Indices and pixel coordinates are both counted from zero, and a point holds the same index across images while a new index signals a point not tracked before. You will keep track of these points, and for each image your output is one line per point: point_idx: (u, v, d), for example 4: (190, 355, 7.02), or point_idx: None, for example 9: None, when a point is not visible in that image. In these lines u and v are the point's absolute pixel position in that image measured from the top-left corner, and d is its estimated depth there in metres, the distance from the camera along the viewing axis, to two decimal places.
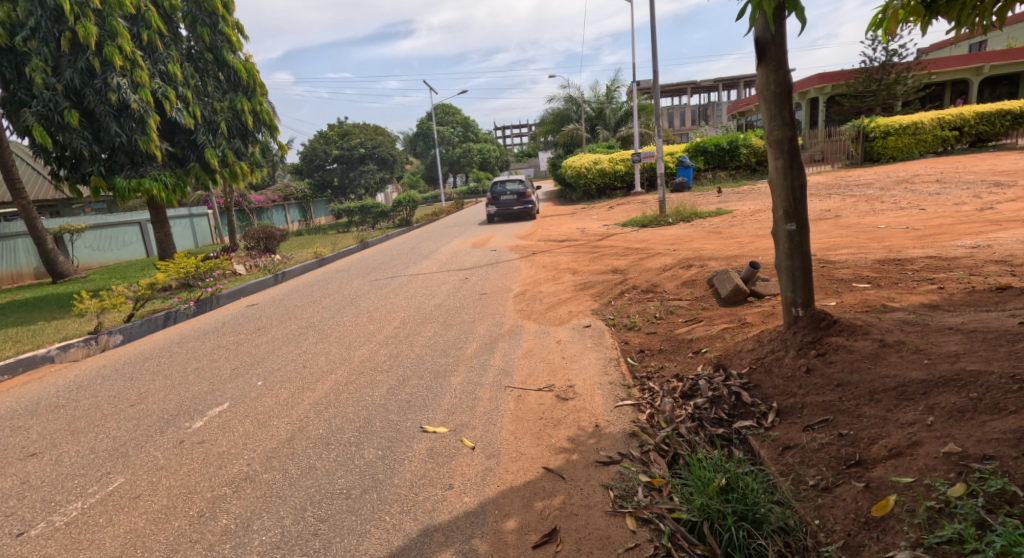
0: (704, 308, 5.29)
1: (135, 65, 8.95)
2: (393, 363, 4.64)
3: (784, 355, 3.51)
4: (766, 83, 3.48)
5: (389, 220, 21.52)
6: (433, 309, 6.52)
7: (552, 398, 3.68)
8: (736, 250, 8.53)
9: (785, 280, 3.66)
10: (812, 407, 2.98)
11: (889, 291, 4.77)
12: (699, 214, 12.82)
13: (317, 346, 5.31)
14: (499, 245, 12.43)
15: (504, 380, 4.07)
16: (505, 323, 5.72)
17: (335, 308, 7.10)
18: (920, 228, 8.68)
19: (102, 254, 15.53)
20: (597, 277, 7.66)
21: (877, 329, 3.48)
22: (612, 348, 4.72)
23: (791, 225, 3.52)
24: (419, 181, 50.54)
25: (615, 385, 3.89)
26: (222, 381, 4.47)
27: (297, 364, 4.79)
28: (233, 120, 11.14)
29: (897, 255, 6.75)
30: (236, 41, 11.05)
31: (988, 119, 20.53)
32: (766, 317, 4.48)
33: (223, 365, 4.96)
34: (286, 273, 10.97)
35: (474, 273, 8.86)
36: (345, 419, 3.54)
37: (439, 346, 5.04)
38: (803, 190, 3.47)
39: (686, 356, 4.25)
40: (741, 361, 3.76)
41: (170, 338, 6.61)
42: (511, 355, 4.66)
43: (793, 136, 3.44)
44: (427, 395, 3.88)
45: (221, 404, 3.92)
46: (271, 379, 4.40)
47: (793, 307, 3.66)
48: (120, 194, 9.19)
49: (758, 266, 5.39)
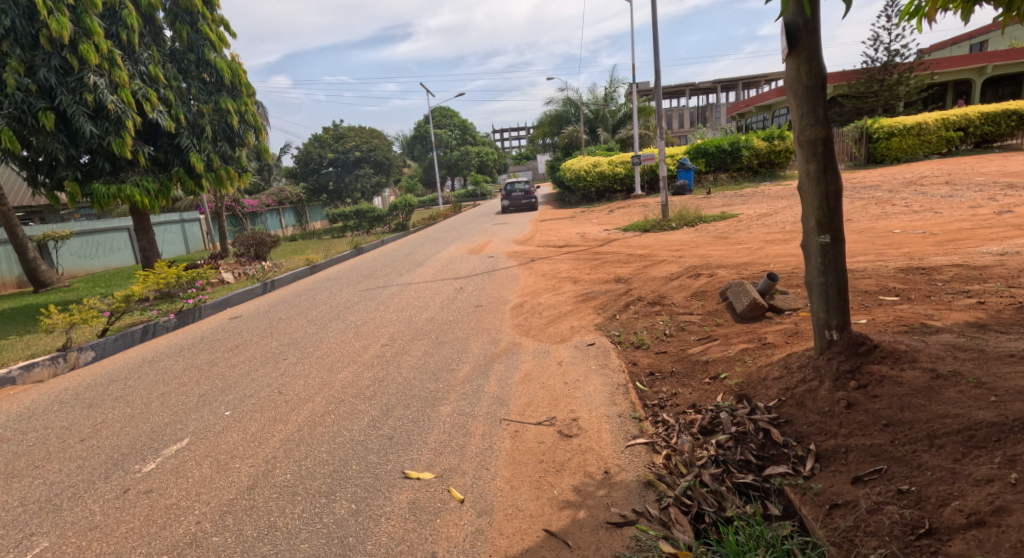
0: (719, 324, 4.85)
1: (113, 65, 8.55)
2: (377, 389, 4.18)
3: (818, 385, 3.07)
4: (795, 76, 3.05)
5: (385, 225, 21.08)
6: (425, 324, 6.07)
7: (554, 435, 3.23)
8: (746, 257, 8.10)
9: (817, 298, 3.21)
10: (858, 451, 2.55)
11: (924, 306, 4.35)
12: (703, 218, 12.38)
13: (297, 368, 4.85)
14: (496, 251, 11.97)
15: (500, 411, 3.62)
16: (502, 340, 5.27)
17: (320, 322, 6.65)
18: (938, 233, 8.27)
19: (89, 261, 15.07)
20: (600, 287, 7.22)
21: (924, 355, 3.05)
22: (619, 371, 4.27)
23: (824, 237, 3.08)
24: (417, 185, 50.00)
25: (624, 418, 3.44)
26: (186, 411, 4.00)
27: (272, 390, 4.33)
28: (218, 122, 10.70)
29: (920, 263, 6.34)
30: (219, 40, 10.59)
31: (994, 120, 20.18)
32: (790, 337, 4.03)
33: (191, 390, 4.50)
34: (275, 282, 10.56)
35: (469, 283, 8.43)
36: (317, 461, 3.09)
37: (429, 368, 4.59)
38: (839, 197, 3.04)
39: (702, 382, 3.81)
40: (766, 391, 3.31)
41: (144, 355, 6.14)
42: (507, 380, 4.20)
43: (828, 135, 3.00)
44: (412, 430, 3.43)
45: (181, 439, 3.47)
46: (240, 409, 3.94)
47: (826, 330, 3.20)
48: (98, 201, 8.72)
49: (777, 278, 4.98)
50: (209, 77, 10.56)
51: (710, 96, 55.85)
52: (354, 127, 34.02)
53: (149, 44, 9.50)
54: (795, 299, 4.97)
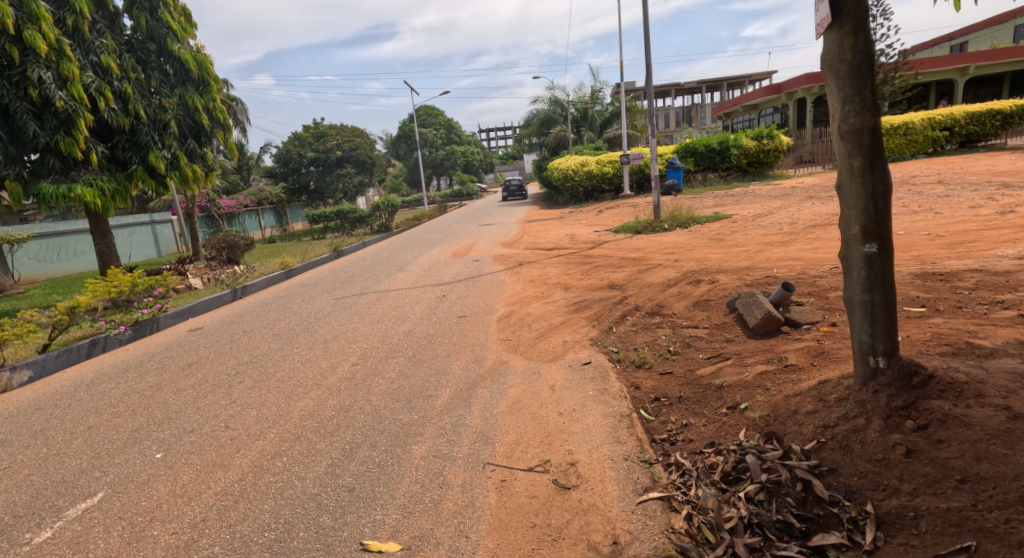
0: (730, 340, 4.33)
1: (62, 56, 7.81)
2: (341, 422, 3.58)
3: (866, 422, 2.53)
4: (838, 53, 2.54)
5: (367, 226, 20.40)
6: (401, 339, 5.48)
7: (548, 487, 2.70)
8: (746, 261, 7.61)
9: (860, 319, 2.68)
10: (931, 517, 2.05)
11: (963, 320, 3.86)
12: (697, 219, 11.93)
13: (251, 395, 4.22)
14: (481, 254, 11.36)
15: (483, 452, 3.07)
16: (486, 359, 4.70)
17: (286, 336, 6.01)
18: (944, 234, 7.85)
19: (49, 266, 14.25)
20: (594, 295, 6.66)
21: (991, 388, 2.53)
22: (620, 397, 3.72)
23: (870, 246, 2.56)
24: (402, 185, 49.17)
25: (631, 461, 2.90)
26: (110, 453, 3.38)
27: (216, 424, 3.71)
28: (183, 117, 9.98)
29: (936, 267, 5.91)
30: (182, 28, 9.82)
31: (978, 120, 20.11)
32: (816, 358, 3.54)
33: (123, 424, 3.86)
34: (246, 288, 9.90)
35: (452, 290, 7.84)
36: (255, 526, 2.52)
37: (403, 394, 4.01)
38: (888, 199, 2.52)
39: (716, 413, 3.30)
40: (799, 429, 2.78)
41: (85, 375, 5.46)
42: (492, 411, 3.63)
43: (876, 124, 2.49)
44: (378, 479, 2.86)
45: (94, 494, 2.88)
46: (174, 450, 3.33)
47: (871, 356, 2.66)
48: (45, 202, 7.93)
49: (792, 288, 4.49)
50: (172, 68, 9.82)
51: (695, 96, 55.78)
52: (336, 126, 33.14)
53: (102, 31, 8.76)
54: (813, 311, 4.47)
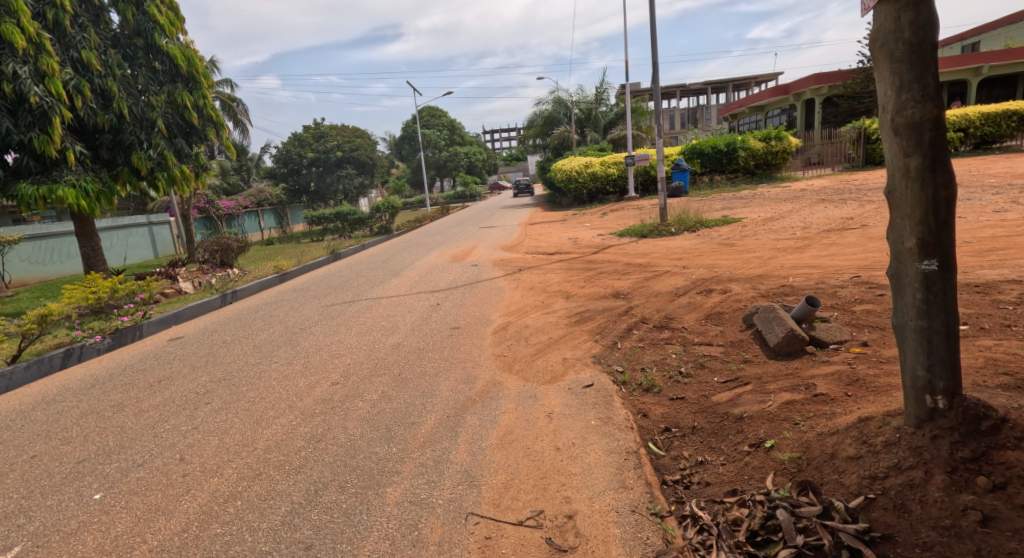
0: (748, 361, 3.88)
1: (40, 50, 7.46)
2: (309, 456, 3.16)
3: (924, 476, 2.09)
4: (891, 30, 2.10)
5: (366, 228, 20.00)
6: (388, 353, 5.07)
7: (542, 549, 2.28)
8: (758, 268, 7.16)
9: (913, 350, 2.22)
10: None
11: (1017, 342, 3.40)
12: (704, 222, 11.46)
13: (215, 420, 3.80)
14: (480, 258, 10.91)
15: (466, 500, 2.64)
16: (478, 379, 4.27)
17: (266, 349, 5.61)
18: (973, 241, 7.35)
19: (41, 268, 13.92)
20: (597, 305, 6.21)
21: None
22: (626, 428, 3.29)
23: (929, 263, 2.10)
24: (404, 187, 48.78)
25: (639, 515, 2.48)
26: (44, 493, 2.95)
27: (170, 456, 3.29)
28: (172, 116, 9.58)
29: (969, 277, 5.44)
30: (171, 23, 9.42)
31: (994, 120, 19.53)
32: (850, 387, 3.10)
33: (70, 453, 3.45)
34: (237, 292, 9.53)
35: (448, 297, 7.40)
36: None
37: (383, 421, 3.58)
38: (951, 206, 2.06)
39: (737, 451, 2.85)
40: (840, 479, 2.34)
41: (48, 391, 5.05)
42: (481, 443, 3.21)
43: (940, 116, 2.04)
44: (341, 534, 2.43)
45: (9, 549, 2.46)
46: (116, 490, 2.91)
47: (928, 394, 2.19)
48: (24, 203, 7.56)
49: (816, 302, 4.04)
50: (161, 65, 9.43)
51: (700, 97, 55.18)
52: (337, 126, 32.85)
53: (85, 25, 8.40)
54: (840, 329, 4.02)
